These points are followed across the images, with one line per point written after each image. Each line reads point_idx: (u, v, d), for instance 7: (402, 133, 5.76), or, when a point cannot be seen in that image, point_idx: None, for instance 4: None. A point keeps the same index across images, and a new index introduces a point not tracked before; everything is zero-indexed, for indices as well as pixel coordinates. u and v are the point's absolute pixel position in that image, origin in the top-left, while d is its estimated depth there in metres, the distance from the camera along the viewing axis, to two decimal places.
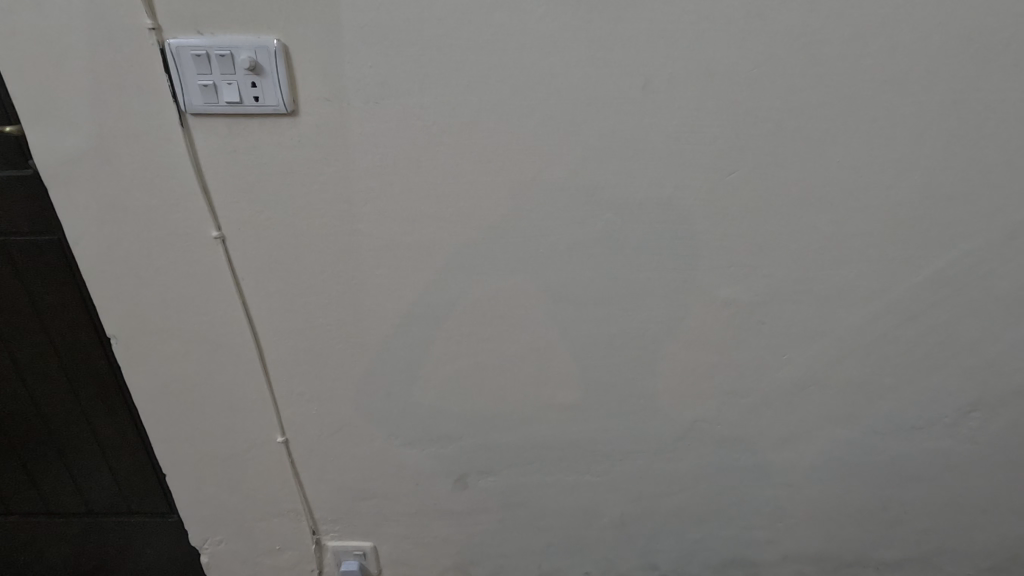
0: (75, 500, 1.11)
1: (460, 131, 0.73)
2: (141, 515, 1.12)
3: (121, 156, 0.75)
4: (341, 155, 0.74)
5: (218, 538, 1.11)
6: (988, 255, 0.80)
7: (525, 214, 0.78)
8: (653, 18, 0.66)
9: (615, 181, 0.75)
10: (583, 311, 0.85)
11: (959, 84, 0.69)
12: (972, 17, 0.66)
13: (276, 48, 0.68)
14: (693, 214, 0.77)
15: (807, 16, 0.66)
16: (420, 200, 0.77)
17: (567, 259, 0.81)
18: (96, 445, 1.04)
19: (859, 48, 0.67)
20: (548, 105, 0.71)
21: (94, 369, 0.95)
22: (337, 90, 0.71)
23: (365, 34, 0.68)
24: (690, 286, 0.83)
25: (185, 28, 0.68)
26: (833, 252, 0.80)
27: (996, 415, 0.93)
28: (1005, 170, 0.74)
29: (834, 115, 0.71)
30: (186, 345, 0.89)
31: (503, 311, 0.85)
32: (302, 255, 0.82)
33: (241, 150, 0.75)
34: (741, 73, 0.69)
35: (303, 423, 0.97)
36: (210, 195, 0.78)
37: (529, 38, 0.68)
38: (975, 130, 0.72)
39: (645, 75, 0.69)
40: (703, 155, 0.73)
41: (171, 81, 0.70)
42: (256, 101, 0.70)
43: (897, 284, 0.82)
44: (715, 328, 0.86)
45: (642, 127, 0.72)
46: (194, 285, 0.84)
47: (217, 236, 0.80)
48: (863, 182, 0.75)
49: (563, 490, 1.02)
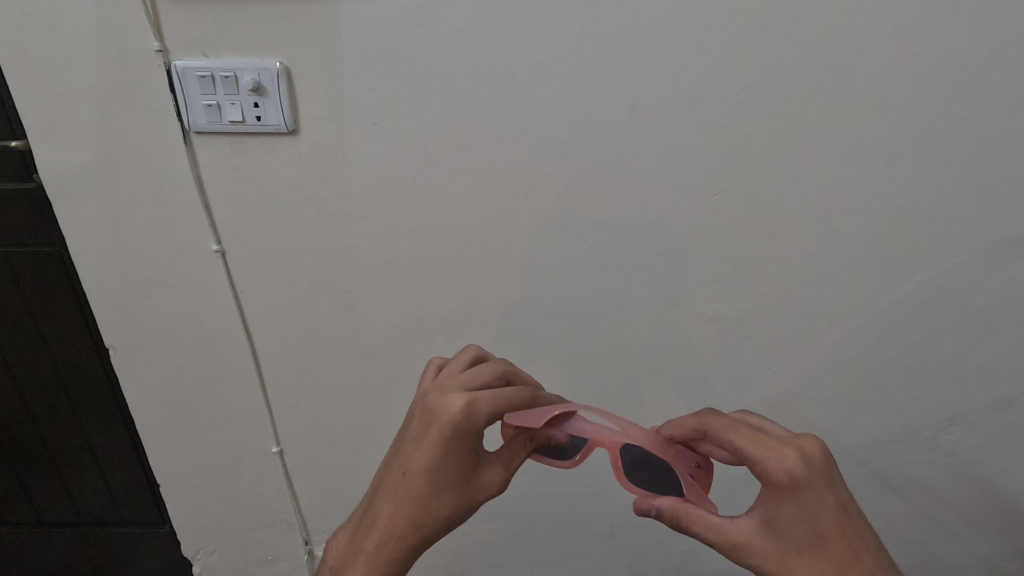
0: (67, 508, 1.11)
1: (456, 151, 0.75)
2: (133, 526, 1.13)
3: (126, 171, 0.78)
4: (340, 172, 0.77)
5: (212, 547, 1.13)
6: (963, 273, 0.82)
7: (516, 230, 0.80)
8: (643, 47, 0.69)
9: (604, 199, 0.78)
10: (572, 324, 0.87)
11: (932, 108, 0.72)
12: (945, 46, 0.69)
13: (278, 70, 0.70)
14: (680, 233, 0.80)
15: (787, 44, 0.69)
16: (413, 216, 0.80)
17: (559, 274, 0.83)
18: (88, 454, 1.04)
19: (837, 76, 0.71)
20: (540, 128, 0.74)
21: (89, 378, 0.96)
22: (338, 111, 0.73)
23: (364, 56, 0.70)
24: (678, 302, 0.85)
25: (191, 50, 0.70)
26: (813, 268, 0.82)
27: (976, 430, 0.95)
28: (978, 190, 0.77)
29: (812, 137, 0.74)
30: (185, 354, 0.91)
31: (496, 325, 0.88)
32: (298, 269, 0.84)
33: (242, 166, 0.77)
34: (724, 97, 0.72)
35: (297, 433, 0.98)
36: (212, 210, 0.80)
37: (522, 62, 0.70)
38: (948, 152, 0.75)
39: (634, 100, 0.72)
40: (689, 175, 0.76)
41: (177, 100, 0.73)
42: (258, 120, 0.73)
43: (876, 299, 0.84)
44: (702, 340, 0.88)
45: (631, 148, 0.75)
46: (193, 297, 0.86)
47: (217, 249, 0.82)
48: (841, 202, 0.78)
49: (554, 501, 1.04)
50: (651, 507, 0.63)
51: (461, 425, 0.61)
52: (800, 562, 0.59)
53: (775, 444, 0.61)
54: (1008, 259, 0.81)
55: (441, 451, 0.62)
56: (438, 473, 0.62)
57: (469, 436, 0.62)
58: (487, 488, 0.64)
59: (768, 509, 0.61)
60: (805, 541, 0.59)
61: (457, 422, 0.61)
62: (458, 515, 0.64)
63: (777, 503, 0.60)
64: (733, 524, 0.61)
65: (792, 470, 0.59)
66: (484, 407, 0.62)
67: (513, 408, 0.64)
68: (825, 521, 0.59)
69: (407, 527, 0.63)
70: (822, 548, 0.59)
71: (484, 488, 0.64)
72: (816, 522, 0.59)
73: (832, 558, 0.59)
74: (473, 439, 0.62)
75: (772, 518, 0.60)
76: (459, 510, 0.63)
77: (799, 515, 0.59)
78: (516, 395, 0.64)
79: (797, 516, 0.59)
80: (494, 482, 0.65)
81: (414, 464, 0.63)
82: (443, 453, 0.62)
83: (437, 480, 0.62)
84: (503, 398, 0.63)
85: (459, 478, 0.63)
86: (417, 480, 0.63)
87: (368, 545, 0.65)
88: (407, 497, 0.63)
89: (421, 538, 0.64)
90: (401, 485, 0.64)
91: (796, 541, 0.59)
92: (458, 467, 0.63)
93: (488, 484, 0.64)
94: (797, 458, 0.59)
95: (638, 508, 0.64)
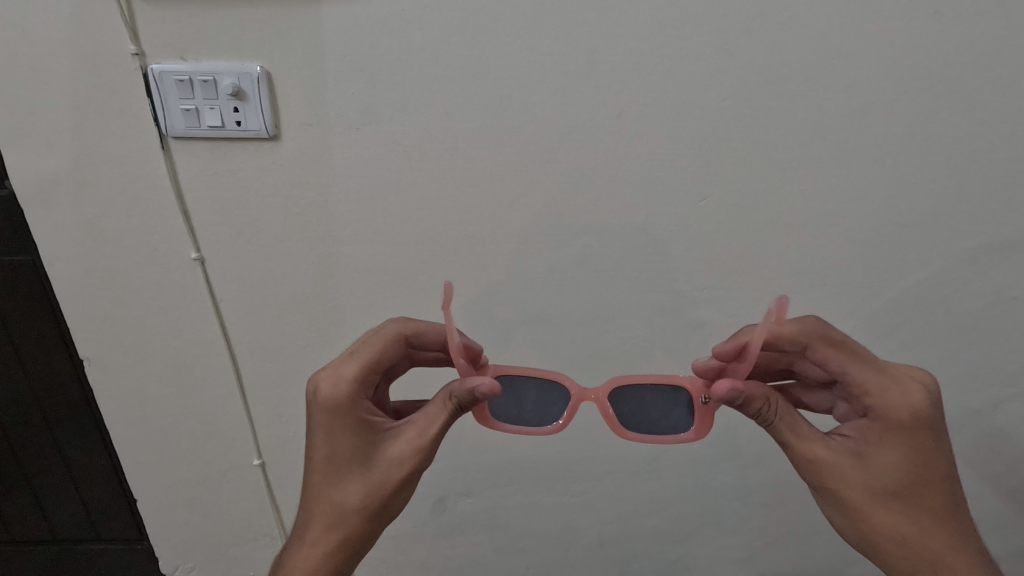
0: (40, 525, 1.07)
1: (441, 157, 0.74)
2: (110, 542, 1.10)
3: (103, 178, 0.76)
4: (322, 178, 0.75)
5: (192, 563, 1.10)
6: (947, 278, 0.82)
7: (501, 236, 0.79)
8: (628, 53, 0.69)
9: (589, 204, 0.77)
10: (560, 331, 0.86)
11: (913, 113, 0.73)
12: (926, 52, 0.69)
13: (259, 74, 0.69)
14: (667, 240, 0.79)
15: (771, 49, 0.69)
16: (398, 223, 0.78)
17: (545, 281, 0.83)
18: (62, 468, 1.01)
19: (821, 82, 0.71)
20: (526, 134, 0.73)
21: (62, 390, 0.93)
22: (320, 116, 0.72)
23: (347, 60, 0.69)
24: (666, 308, 0.84)
25: (169, 54, 0.69)
26: (799, 272, 0.82)
27: (961, 435, 0.95)
28: (958, 197, 0.77)
29: (798, 141, 0.74)
30: (163, 364, 0.89)
31: (482, 333, 0.86)
32: (280, 277, 0.82)
33: (221, 173, 0.75)
34: (709, 102, 0.72)
35: (279, 445, 0.96)
36: (191, 218, 0.78)
37: (507, 66, 0.70)
38: (930, 158, 0.75)
39: (619, 106, 0.72)
40: (675, 180, 0.76)
41: (155, 105, 0.71)
42: (238, 125, 0.71)
43: (863, 302, 0.84)
44: (692, 346, 0.87)
45: (618, 154, 0.74)
46: (171, 305, 0.84)
47: (195, 257, 0.80)
48: (826, 206, 0.78)
49: (542, 511, 1.02)
50: (739, 392, 0.62)
51: (332, 399, 0.65)
52: (886, 504, 0.63)
53: (894, 381, 0.67)
54: (991, 263, 0.81)
55: (327, 436, 0.64)
56: (335, 458, 0.64)
57: (347, 409, 0.64)
58: (397, 465, 0.63)
59: (869, 443, 0.65)
60: (900, 485, 0.64)
61: (327, 397, 0.65)
62: (372, 499, 0.63)
63: (882, 441, 0.65)
64: (832, 445, 0.64)
65: (916, 408, 0.65)
66: (347, 370, 0.66)
67: (380, 361, 0.69)
68: (926, 471, 0.64)
69: (325, 529, 0.64)
70: (915, 499, 0.64)
71: (394, 463, 0.63)
72: (920, 467, 0.64)
73: (919, 510, 0.64)
74: (358, 411, 0.65)
75: (868, 453, 0.65)
76: (371, 492, 0.63)
77: (902, 457, 0.64)
78: (382, 349, 0.69)
79: (901, 459, 0.64)
80: (402, 452, 0.64)
81: (311, 463, 0.65)
82: (335, 439, 0.64)
83: (337, 470, 0.64)
84: (367, 355, 0.68)
85: (358, 459, 0.64)
86: (323, 479, 0.64)
87: (297, 556, 0.64)
88: (320, 500, 0.64)
89: (343, 537, 0.64)
90: (310, 491, 0.65)
91: (889, 482, 0.64)
92: (354, 450, 0.64)
93: (394, 457, 0.64)
94: (919, 400, 0.65)
95: (721, 391, 0.62)
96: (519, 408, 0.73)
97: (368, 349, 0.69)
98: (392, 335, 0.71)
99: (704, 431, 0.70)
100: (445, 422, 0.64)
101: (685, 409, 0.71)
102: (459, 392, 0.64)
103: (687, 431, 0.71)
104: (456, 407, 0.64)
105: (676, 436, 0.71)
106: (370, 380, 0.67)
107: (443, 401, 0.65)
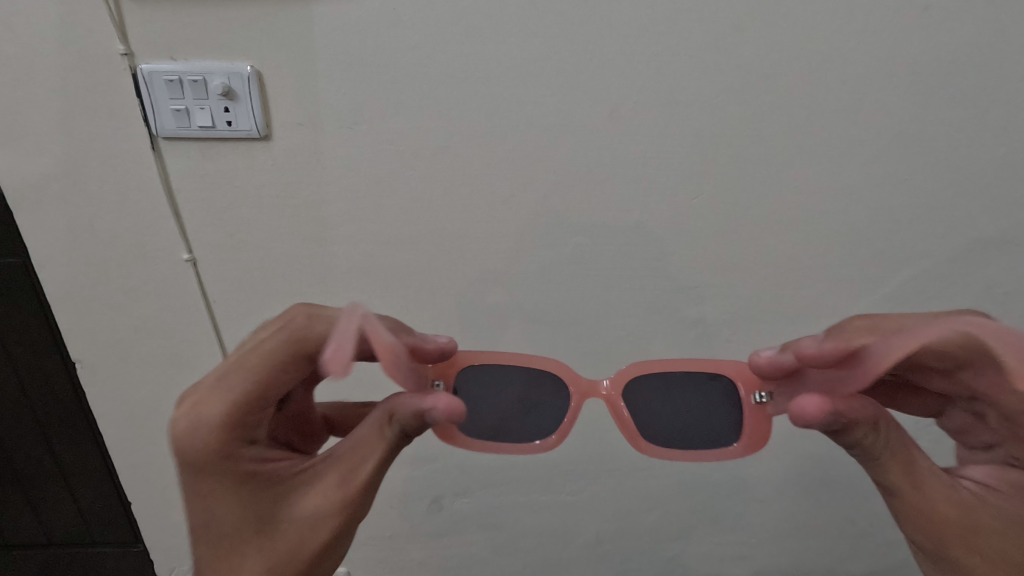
0: (35, 529, 1.07)
1: (433, 156, 0.74)
2: (105, 546, 1.09)
3: (93, 179, 0.75)
4: (313, 177, 0.75)
5: (188, 565, 1.10)
6: (939, 274, 0.83)
7: (494, 235, 0.79)
8: (620, 51, 0.69)
9: (582, 202, 0.77)
10: (554, 329, 0.86)
11: (905, 109, 0.73)
12: (917, 48, 0.69)
13: (249, 74, 0.68)
14: (660, 237, 0.79)
15: (762, 45, 0.69)
16: (390, 222, 0.78)
17: (540, 280, 0.82)
18: (56, 471, 1.00)
19: (813, 78, 0.71)
20: (518, 132, 0.73)
21: (55, 394, 0.92)
22: (311, 116, 0.72)
23: (338, 60, 0.69)
24: (660, 306, 0.84)
25: (158, 54, 0.68)
26: (792, 269, 0.82)
27: None
28: (950, 192, 0.77)
29: (791, 137, 0.74)
30: (156, 365, 0.89)
31: (476, 332, 0.86)
32: (272, 277, 0.82)
33: (213, 173, 0.75)
34: (701, 98, 0.71)
35: None
36: (182, 219, 0.78)
37: (499, 65, 0.69)
38: (922, 154, 0.75)
39: (612, 104, 0.72)
40: (668, 178, 0.76)
41: (145, 106, 0.70)
42: (229, 125, 0.71)
43: (857, 298, 0.84)
44: (687, 344, 0.87)
45: (611, 152, 0.74)
46: (164, 307, 0.84)
47: (187, 258, 0.80)
48: (819, 203, 0.78)
49: (538, 510, 1.02)
50: (838, 416, 0.51)
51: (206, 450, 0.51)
52: None
53: None
54: (983, 259, 0.82)
55: (212, 497, 0.52)
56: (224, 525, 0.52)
57: (232, 460, 0.52)
58: (317, 524, 0.53)
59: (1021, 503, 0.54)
60: None
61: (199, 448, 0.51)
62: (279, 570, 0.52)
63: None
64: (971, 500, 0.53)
65: None
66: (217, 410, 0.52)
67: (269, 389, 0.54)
68: None
69: None
70: None
71: (310, 520, 0.53)
72: None
73: None
74: (244, 464, 0.53)
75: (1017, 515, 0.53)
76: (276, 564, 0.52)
77: None
78: (265, 375, 0.54)
79: None
80: (319, 503, 0.54)
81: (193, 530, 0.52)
82: (223, 506, 0.52)
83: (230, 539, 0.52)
84: (248, 385, 0.53)
85: (258, 523, 0.52)
86: (212, 554, 0.52)
87: None
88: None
89: None
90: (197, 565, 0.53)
91: None
92: (250, 517, 0.52)
93: (309, 509, 0.54)
94: None
95: (815, 414, 0.51)
96: (498, 405, 0.70)
97: (245, 374, 0.53)
98: (280, 348, 0.55)
99: (755, 444, 0.68)
100: (381, 457, 0.55)
101: (733, 421, 0.69)
102: (403, 416, 0.55)
103: (734, 441, 0.69)
104: (397, 433, 0.55)
105: (727, 449, 0.69)
106: (250, 420, 0.53)
107: (380, 428, 0.56)
